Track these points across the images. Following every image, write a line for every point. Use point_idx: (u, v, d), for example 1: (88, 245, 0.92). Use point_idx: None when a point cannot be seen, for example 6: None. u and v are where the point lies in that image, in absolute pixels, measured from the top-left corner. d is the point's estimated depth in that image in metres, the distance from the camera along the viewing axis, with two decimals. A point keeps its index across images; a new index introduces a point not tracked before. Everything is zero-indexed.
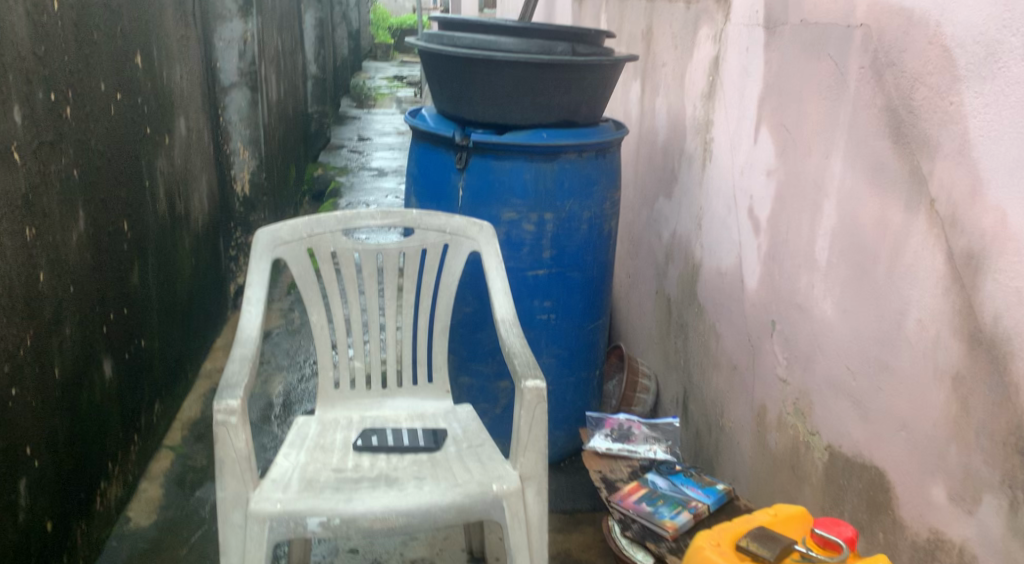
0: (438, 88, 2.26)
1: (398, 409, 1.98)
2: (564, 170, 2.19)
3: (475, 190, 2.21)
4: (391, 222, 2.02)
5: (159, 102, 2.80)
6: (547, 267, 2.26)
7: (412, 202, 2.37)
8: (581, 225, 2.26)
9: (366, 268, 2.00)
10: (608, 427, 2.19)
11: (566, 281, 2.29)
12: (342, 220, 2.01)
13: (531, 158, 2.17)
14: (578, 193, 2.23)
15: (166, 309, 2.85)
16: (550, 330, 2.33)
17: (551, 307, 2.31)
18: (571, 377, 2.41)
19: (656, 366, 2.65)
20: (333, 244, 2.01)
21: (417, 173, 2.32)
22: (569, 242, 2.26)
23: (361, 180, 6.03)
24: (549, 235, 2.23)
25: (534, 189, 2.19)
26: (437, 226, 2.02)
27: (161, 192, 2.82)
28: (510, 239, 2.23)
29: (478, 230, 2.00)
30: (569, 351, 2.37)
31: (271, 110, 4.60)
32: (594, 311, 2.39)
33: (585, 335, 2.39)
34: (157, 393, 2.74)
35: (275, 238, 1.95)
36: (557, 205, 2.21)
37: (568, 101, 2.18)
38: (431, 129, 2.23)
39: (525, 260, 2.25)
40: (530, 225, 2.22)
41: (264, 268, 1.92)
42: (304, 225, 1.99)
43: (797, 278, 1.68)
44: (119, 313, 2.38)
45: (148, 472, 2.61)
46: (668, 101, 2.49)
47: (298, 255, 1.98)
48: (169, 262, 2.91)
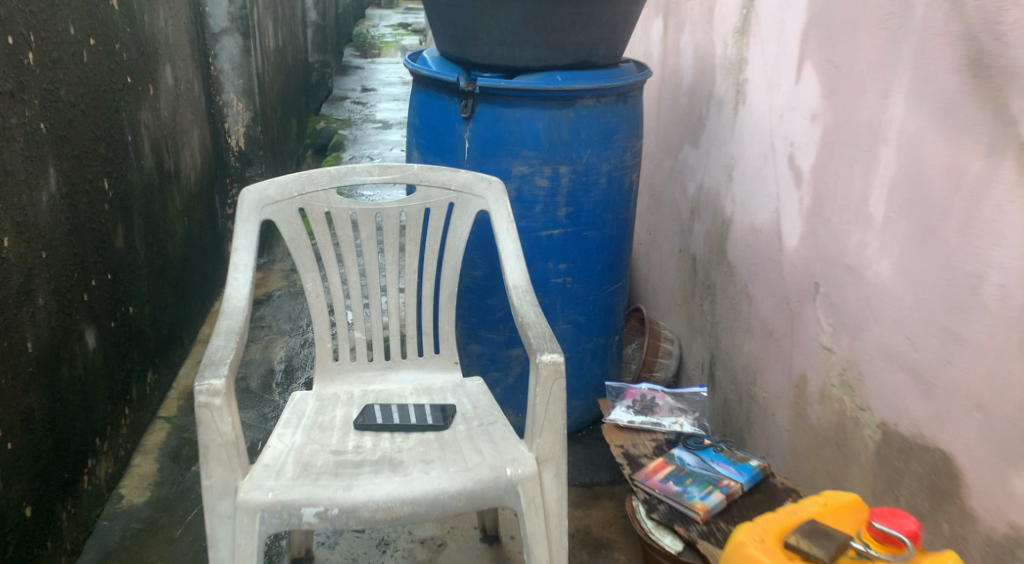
0: (440, 29, 2.06)
1: (402, 383, 1.82)
2: (581, 117, 2.01)
3: (483, 142, 2.03)
4: (392, 179, 1.84)
5: (139, 49, 2.62)
6: (563, 226, 2.10)
7: (413, 156, 2.19)
8: (600, 178, 2.09)
9: (364, 230, 1.83)
10: (630, 399, 2.02)
11: (582, 240, 2.13)
12: (337, 176, 1.83)
13: (544, 104, 1.99)
14: (596, 144, 2.05)
15: (158, 271, 2.69)
16: (566, 294, 2.17)
17: (567, 270, 2.15)
18: (589, 344, 2.25)
19: (680, 329, 2.50)
20: (327, 203, 1.83)
21: (419, 124, 2.13)
22: (586, 197, 2.09)
23: (365, 133, 5.83)
24: (565, 191, 2.06)
25: (548, 139, 2.01)
26: (442, 183, 1.85)
27: (145, 147, 2.65)
28: (521, 196, 2.06)
29: (488, 187, 1.83)
30: (586, 316, 2.21)
31: (268, 59, 4.40)
32: (613, 272, 2.23)
33: (603, 298, 2.23)
34: (150, 361, 2.59)
35: (263, 198, 1.78)
36: (573, 158, 2.04)
37: (585, 40, 1.98)
38: (433, 74, 2.04)
39: (539, 219, 2.08)
40: (544, 179, 2.04)
41: (252, 231, 1.76)
42: (293, 182, 1.81)
43: (847, 236, 1.50)
44: (103, 279, 2.23)
45: (142, 445, 2.45)
46: (696, 40, 2.29)
47: (289, 216, 1.81)
48: (160, 221, 2.74)
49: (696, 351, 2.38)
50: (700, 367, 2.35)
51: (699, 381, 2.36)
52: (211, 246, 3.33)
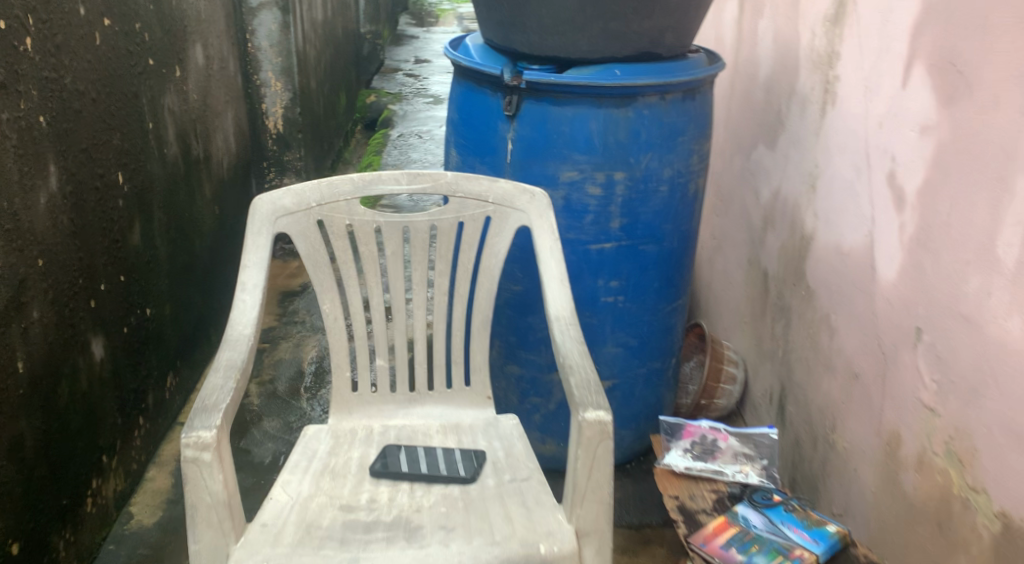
0: (484, 14, 1.83)
1: (427, 420, 1.61)
2: (641, 117, 1.77)
3: (528, 143, 1.80)
4: (423, 187, 1.63)
5: (163, 28, 2.43)
6: (616, 239, 1.86)
7: (452, 155, 1.96)
8: (661, 186, 1.84)
9: (389, 246, 1.64)
10: (688, 440, 1.79)
11: (637, 255, 1.89)
12: (361, 184, 1.62)
13: (599, 103, 1.75)
14: (658, 147, 1.80)
15: (180, 266, 2.51)
16: (617, 314, 1.93)
17: (619, 288, 1.91)
18: (642, 369, 2.02)
19: (745, 349, 2.26)
20: (349, 213, 1.62)
21: (458, 120, 1.91)
22: (644, 208, 1.84)
23: (416, 108, 5.60)
24: (620, 199, 1.82)
25: (603, 142, 1.77)
26: (479, 193, 1.62)
27: (169, 132, 2.46)
28: (570, 204, 1.82)
29: (531, 200, 1.61)
30: (639, 339, 1.98)
31: (314, 31, 4.19)
32: (671, 290, 1.98)
33: (661, 318, 1.99)
34: (171, 363, 2.42)
35: (278, 208, 1.59)
36: (630, 163, 1.79)
37: (650, 28, 1.73)
38: (474, 65, 1.81)
39: (588, 232, 1.84)
40: (596, 187, 1.81)
41: (265, 244, 1.56)
42: (312, 190, 1.61)
43: (964, 280, 1.26)
44: (115, 281, 2.05)
45: (158, 457, 2.28)
46: (777, 27, 2.02)
47: (306, 227, 1.60)
48: (185, 212, 2.57)
49: (764, 377, 2.13)
50: (769, 394, 2.10)
51: (766, 410, 2.11)
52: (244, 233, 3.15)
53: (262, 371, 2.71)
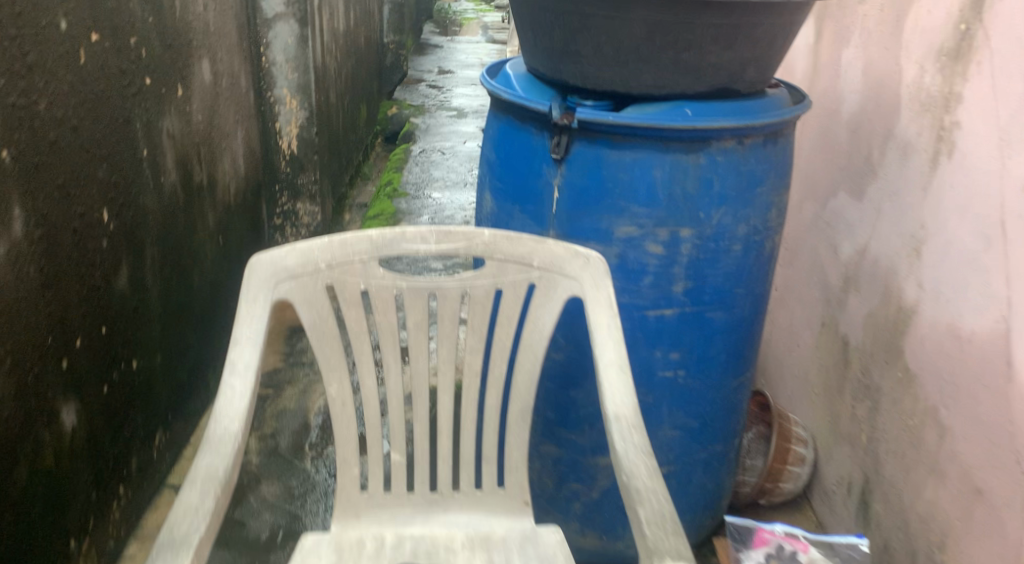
0: (531, 39, 1.55)
1: (451, 530, 1.33)
2: (714, 165, 1.48)
3: (579, 192, 1.52)
4: (455, 247, 1.35)
5: (164, 42, 2.16)
6: (678, 306, 1.57)
7: (486, 199, 1.68)
8: (734, 244, 1.55)
9: (411, 317, 1.36)
10: (764, 552, 1.50)
11: (703, 324, 1.60)
12: (381, 242, 1.35)
13: (666, 147, 1.46)
14: (732, 200, 1.51)
15: (176, 307, 2.25)
16: (676, 392, 1.64)
17: (679, 361, 1.62)
18: (701, 453, 1.73)
19: (814, 424, 1.96)
20: (364, 277, 1.35)
21: (496, 161, 1.63)
22: (712, 270, 1.55)
23: (439, 122, 5.33)
24: (685, 259, 1.53)
25: (668, 192, 1.48)
26: (521, 255, 1.34)
27: (167, 158, 2.20)
28: (625, 263, 1.53)
29: (585, 265, 1.33)
30: (700, 419, 1.69)
31: (336, 42, 3.93)
32: (739, 363, 1.69)
33: (726, 396, 1.70)
34: (161, 419, 2.16)
35: (279, 269, 1.32)
36: (700, 218, 1.50)
37: (730, 61, 1.45)
38: (517, 98, 1.53)
39: (646, 296, 1.55)
40: (657, 244, 1.52)
41: (261, 316, 1.29)
42: (321, 249, 1.33)
43: None
44: (94, 332, 1.79)
45: (140, 529, 2.02)
46: (869, 58, 1.73)
47: (313, 292, 1.33)
48: (184, 246, 2.30)
49: (839, 462, 1.83)
50: (846, 483, 1.80)
51: (842, 501, 1.82)
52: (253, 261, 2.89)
53: (263, 423, 2.43)
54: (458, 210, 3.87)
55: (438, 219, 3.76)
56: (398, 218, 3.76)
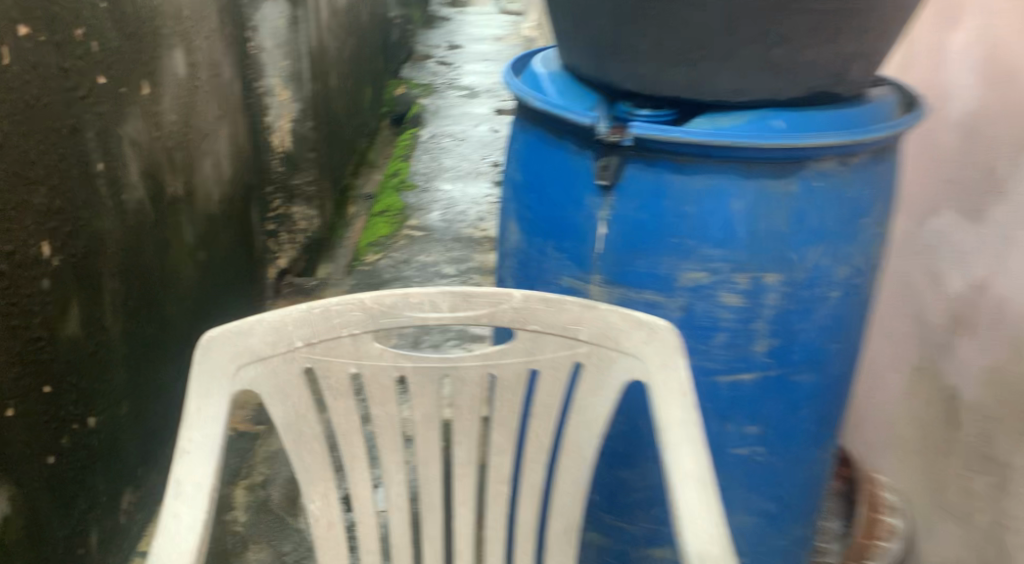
0: (568, 29, 1.21)
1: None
2: (810, 193, 1.14)
3: (633, 228, 1.17)
4: (475, 313, 1.01)
5: (123, 31, 1.82)
6: (759, 369, 1.23)
7: (511, 230, 1.34)
8: (831, 291, 1.20)
9: (418, 407, 1.02)
10: None
11: (790, 389, 1.26)
12: (376, 309, 1.01)
13: (749, 171, 1.12)
14: (831, 236, 1.17)
15: (145, 343, 1.92)
16: (752, 471, 1.31)
17: (757, 436, 1.28)
18: (780, 540, 1.40)
19: (905, 487, 1.63)
20: (355, 355, 1.01)
21: (523, 184, 1.28)
22: (803, 324, 1.21)
23: (449, 103, 4.95)
24: (769, 312, 1.19)
25: (750, 229, 1.14)
26: (562, 325, 1.00)
27: (132, 171, 1.87)
28: (692, 318, 1.19)
29: (650, 339, 0.99)
30: (780, 502, 1.36)
31: (336, 20, 3.56)
32: (830, 431, 1.36)
33: (812, 471, 1.37)
34: (129, 477, 1.88)
35: (239, 350, 0.99)
36: (790, 260, 1.16)
37: (834, 58, 1.10)
38: (551, 106, 1.19)
39: (719, 358, 1.21)
40: (734, 294, 1.17)
41: (218, 414, 0.98)
42: (296, 320, 1.00)
43: None
44: (34, 395, 1.51)
45: None
46: (991, 44, 1.38)
47: (287, 378, 1.00)
48: (158, 271, 1.98)
49: (944, 541, 1.51)
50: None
51: None
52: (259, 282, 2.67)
53: (253, 469, 2.12)
54: (471, 203, 3.50)
55: (449, 214, 3.40)
56: (406, 214, 3.41)
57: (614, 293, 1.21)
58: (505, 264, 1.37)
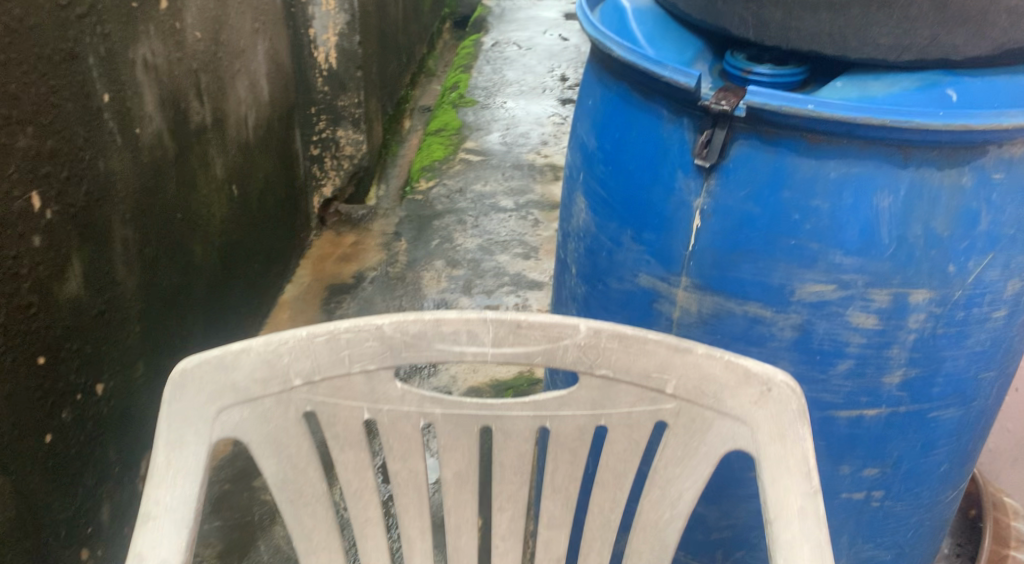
0: None
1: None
2: (984, 188, 0.85)
3: (739, 222, 0.90)
4: (528, 348, 0.77)
5: None
6: (888, 405, 0.97)
7: (577, 207, 1.07)
8: (995, 310, 0.92)
9: (450, 465, 0.79)
10: None
11: (925, 427, 0.99)
12: (398, 339, 0.76)
13: (905, 158, 0.84)
14: (1006, 244, 0.88)
15: (181, 298, 1.66)
16: (865, 517, 1.07)
17: (876, 479, 1.03)
18: None
19: None
20: (370, 399, 0.77)
21: (597, 153, 1.01)
22: (953, 351, 0.94)
23: (514, 5, 4.57)
24: (910, 338, 0.92)
25: (898, 234, 0.86)
26: (642, 371, 0.76)
27: (148, 100, 1.51)
28: (808, 340, 0.93)
29: (762, 399, 0.73)
30: (893, 550, 1.12)
31: None
32: (964, 468, 1.10)
33: (936, 514, 1.12)
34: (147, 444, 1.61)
35: (221, 388, 0.75)
36: (948, 274, 0.88)
37: None
38: (640, 57, 0.91)
39: (839, 389, 0.95)
40: (867, 314, 0.90)
41: (195, 468, 0.73)
42: (293, 351, 0.75)
43: None
44: (25, 372, 1.20)
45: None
46: None
47: (281, 425, 0.76)
48: (189, 208, 1.69)
49: None
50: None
51: None
52: (302, 213, 2.44)
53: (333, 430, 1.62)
54: (533, 124, 3.20)
55: (510, 136, 3.11)
56: (463, 134, 3.13)
57: (707, 304, 0.95)
58: (568, 245, 1.11)
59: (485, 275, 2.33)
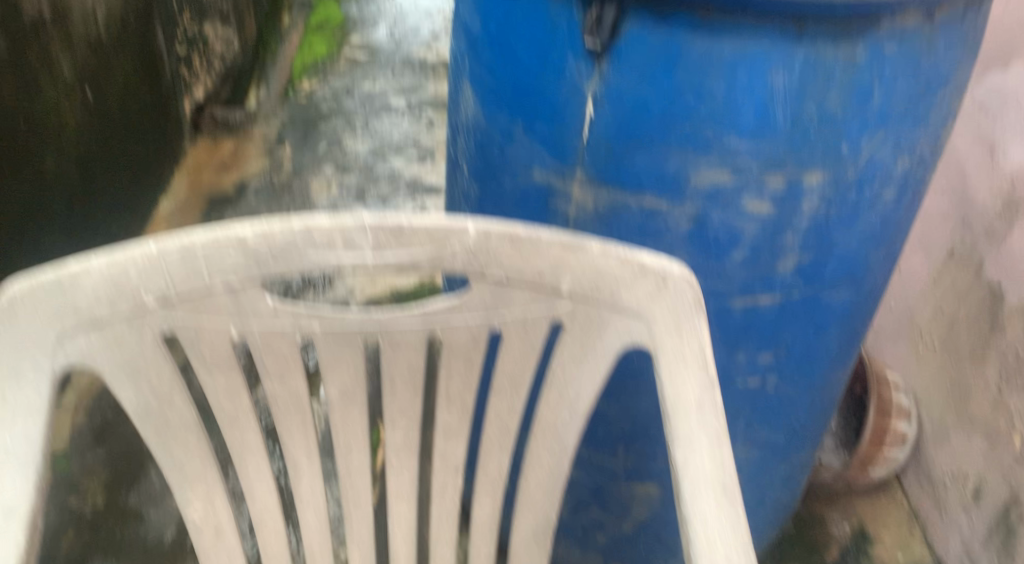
0: None
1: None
2: (877, 62, 0.82)
3: (631, 107, 0.85)
4: (412, 254, 0.70)
5: None
6: (782, 291, 0.95)
7: (464, 97, 0.99)
8: (886, 189, 0.91)
9: (334, 382, 0.74)
10: None
11: (819, 311, 0.99)
12: (263, 252, 0.68)
13: (800, 33, 0.80)
14: (898, 120, 0.86)
15: (35, 215, 1.52)
16: (760, 402, 1.07)
17: (771, 365, 1.03)
18: (782, 467, 1.20)
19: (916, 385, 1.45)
20: (237, 315, 0.70)
21: (483, 37, 0.93)
22: (846, 233, 0.92)
23: None
24: (804, 222, 0.90)
25: (793, 114, 0.83)
26: (536, 271, 0.71)
27: None
28: (704, 229, 0.90)
29: (658, 293, 0.70)
30: (786, 432, 1.13)
31: None
32: (855, 348, 1.11)
33: (828, 394, 1.13)
34: None
35: (60, 313, 0.66)
36: (841, 154, 0.86)
37: None
38: None
39: (735, 278, 0.93)
40: (762, 199, 0.88)
41: (37, 405, 0.65)
42: (142, 271, 0.67)
43: None
44: None
45: None
46: None
47: (136, 351, 0.69)
48: (36, 115, 1.52)
49: (953, 451, 1.34)
50: (970, 484, 1.30)
51: (954, 504, 1.35)
52: (173, 119, 2.27)
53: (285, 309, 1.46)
54: (422, 17, 3.06)
55: (397, 31, 2.96)
56: (346, 30, 2.96)
57: (601, 197, 0.90)
58: (457, 140, 1.04)
59: (379, 180, 2.24)
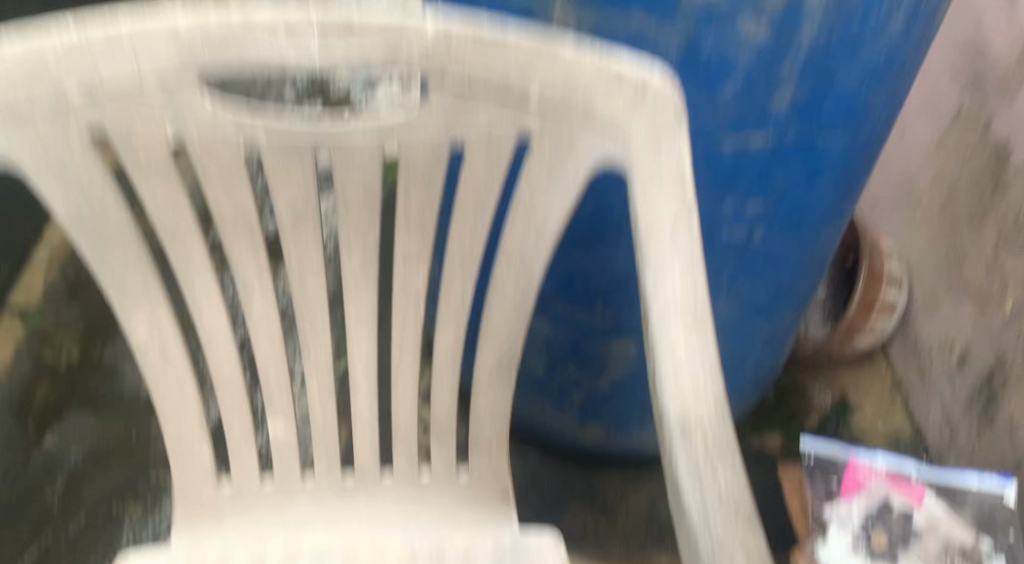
0: None
1: (381, 550, 0.84)
2: None
3: None
4: (364, 49, 0.64)
5: None
6: (775, 130, 0.90)
7: None
8: (894, 17, 0.84)
9: (281, 194, 0.70)
10: (859, 501, 1.04)
11: (813, 154, 0.93)
12: (198, 43, 0.63)
13: None
14: None
15: None
16: (747, 254, 1.03)
17: (759, 214, 0.98)
18: (766, 326, 1.16)
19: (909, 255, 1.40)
20: (176, 114, 0.66)
21: None
22: (848, 65, 0.86)
23: None
24: (803, 50, 0.83)
25: None
26: (501, 78, 0.65)
27: None
28: (695, 55, 0.83)
29: (635, 104, 0.65)
30: (773, 289, 1.10)
31: None
32: (851, 201, 1.05)
33: (819, 250, 1.09)
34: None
35: None
36: None
37: None
38: None
39: (725, 112, 0.88)
40: (758, 21, 0.81)
41: None
42: (63, 59, 0.62)
43: None
44: None
45: None
46: None
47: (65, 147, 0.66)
48: None
49: (941, 320, 1.32)
50: (955, 353, 1.29)
51: (940, 374, 1.32)
52: None
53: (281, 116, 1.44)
54: None
55: None
56: None
57: (585, 18, 0.84)
58: None
59: None
